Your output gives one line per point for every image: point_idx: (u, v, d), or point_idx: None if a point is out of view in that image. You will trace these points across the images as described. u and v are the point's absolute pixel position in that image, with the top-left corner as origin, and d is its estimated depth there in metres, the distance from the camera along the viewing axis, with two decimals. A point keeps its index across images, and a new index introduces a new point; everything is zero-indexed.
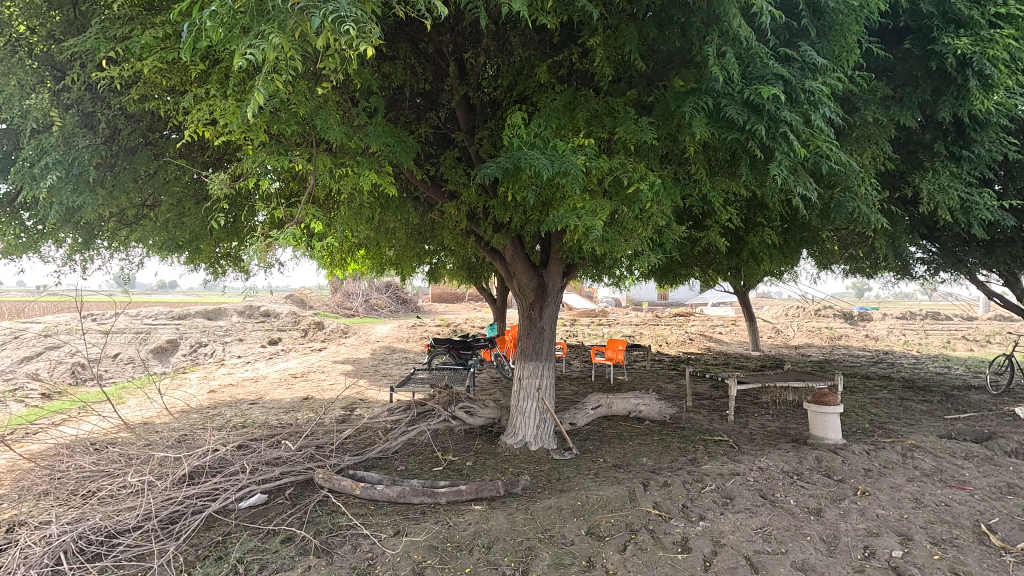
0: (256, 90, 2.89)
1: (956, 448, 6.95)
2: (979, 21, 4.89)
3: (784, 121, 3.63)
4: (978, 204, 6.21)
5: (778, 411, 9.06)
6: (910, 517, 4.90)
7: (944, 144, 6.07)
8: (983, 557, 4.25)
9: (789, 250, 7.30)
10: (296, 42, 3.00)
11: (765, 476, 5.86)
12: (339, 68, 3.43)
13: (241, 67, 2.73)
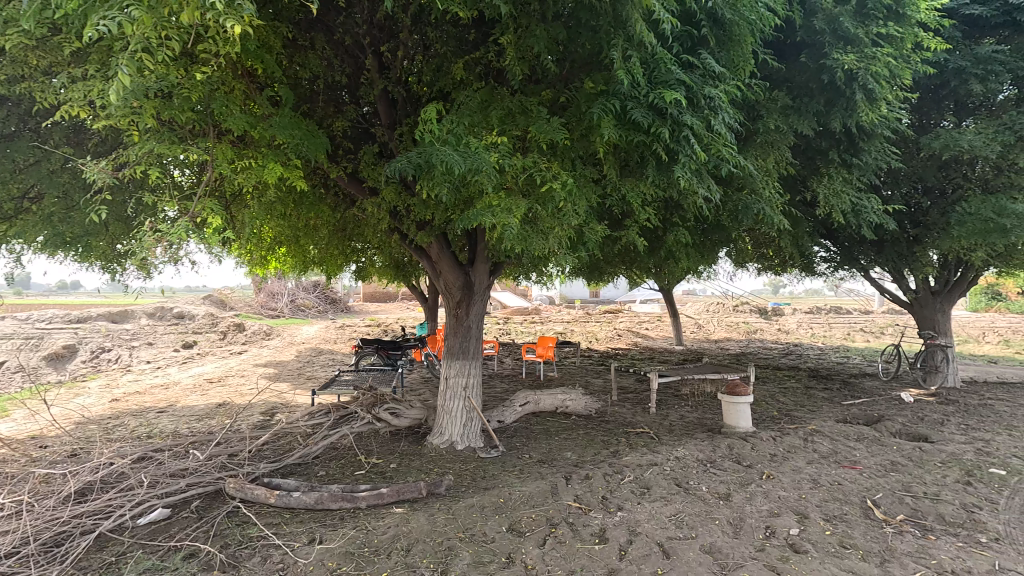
0: (121, 71, 2.64)
1: (850, 431, 7.56)
2: (863, 40, 5.29)
3: (687, 125, 3.81)
4: (868, 207, 6.80)
5: (696, 402, 9.54)
6: (807, 497, 5.29)
7: (838, 152, 6.57)
8: (867, 530, 4.64)
9: (704, 248, 7.68)
10: (170, 19, 2.77)
11: (680, 464, 6.14)
12: (230, 52, 3.22)
13: (99, 44, 2.48)
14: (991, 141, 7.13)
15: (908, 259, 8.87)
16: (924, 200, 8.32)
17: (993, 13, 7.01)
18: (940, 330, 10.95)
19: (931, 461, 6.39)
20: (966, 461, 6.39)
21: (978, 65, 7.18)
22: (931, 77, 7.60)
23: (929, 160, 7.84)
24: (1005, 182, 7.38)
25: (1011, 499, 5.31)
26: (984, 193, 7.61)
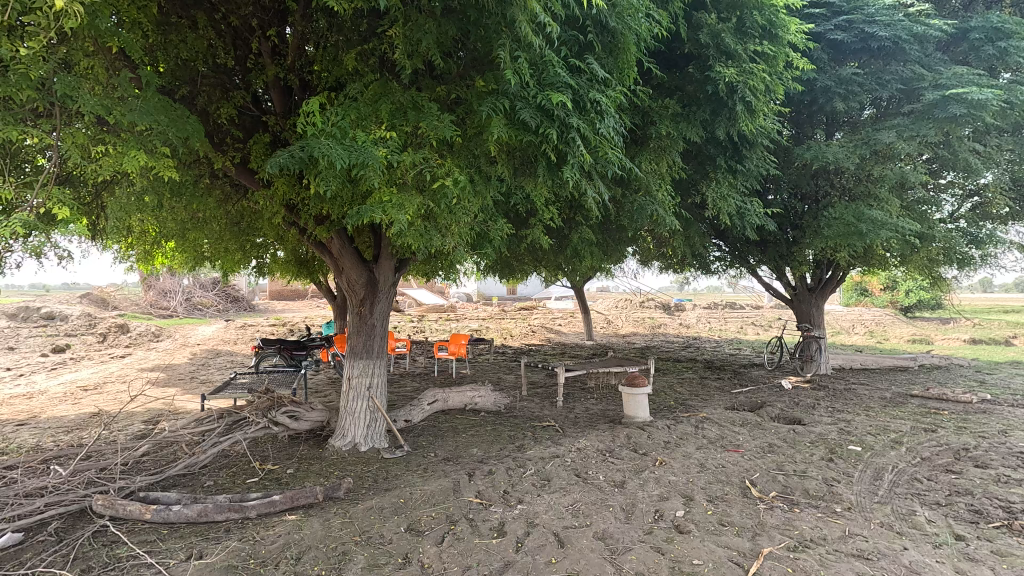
0: None
1: (736, 417, 8.19)
2: (742, 56, 5.74)
3: (574, 127, 3.99)
4: (750, 210, 7.39)
5: (601, 394, 9.93)
6: (694, 480, 5.66)
7: (724, 158, 7.07)
8: (743, 507, 5.04)
9: (607, 247, 8.01)
10: None
11: (581, 455, 6.36)
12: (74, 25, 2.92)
13: None
14: (851, 154, 7.99)
15: (786, 258, 9.76)
16: (800, 205, 9.16)
17: (853, 39, 7.85)
18: (815, 323, 12.14)
19: (802, 442, 7.06)
20: (830, 440, 7.12)
21: (841, 85, 8.01)
22: (804, 94, 8.38)
23: (802, 169, 8.64)
24: (864, 190, 8.29)
25: (864, 472, 5.98)
26: (847, 200, 8.52)
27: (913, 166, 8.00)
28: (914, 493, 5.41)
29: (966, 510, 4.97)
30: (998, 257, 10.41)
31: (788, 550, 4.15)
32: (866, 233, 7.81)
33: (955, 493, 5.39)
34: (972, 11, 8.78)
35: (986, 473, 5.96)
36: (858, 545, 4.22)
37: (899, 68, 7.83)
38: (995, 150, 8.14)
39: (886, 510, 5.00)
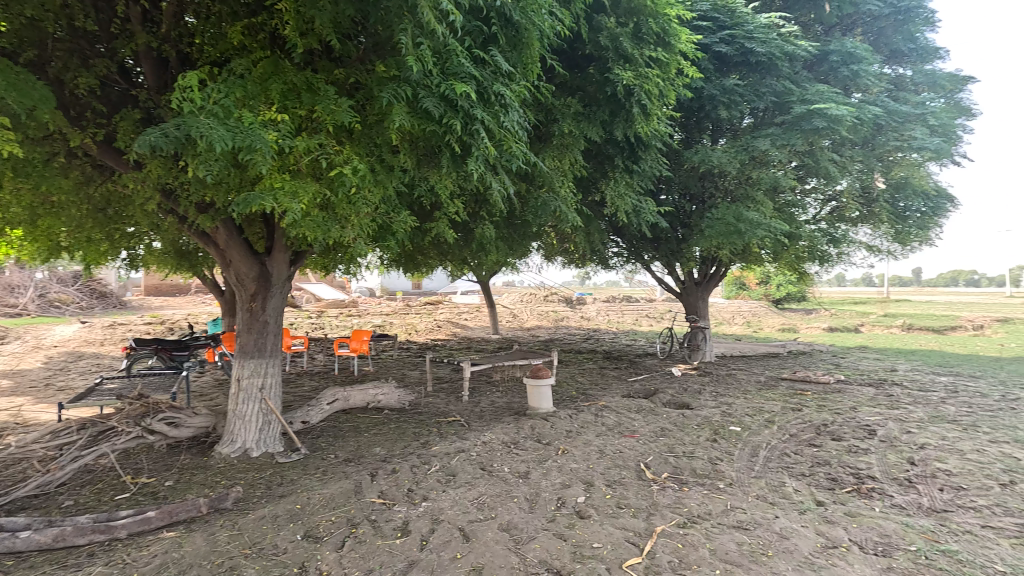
0: None
1: (632, 404, 8.64)
2: (639, 61, 6.01)
3: (478, 119, 3.99)
4: (645, 209, 7.77)
5: (506, 387, 10.06)
6: (594, 467, 5.89)
7: (622, 158, 7.39)
8: (639, 489, 5.32)
9: (512, 241, 8.10)
10: None
11: (486, 449, 6.39)
12: None
13: None
14: (733, 159, 8.69)
15: (677, 254, 10.45)
16: (689, 205, 9.83)
17: (735, 53, 8.52)
18: (701, 314, 13.13)
19: (690, 425, 7.60)
20: (714, 422, 7.73)
21: (725, 95, 8.67)
22: (693, 101, 8.98)
23: (691, 171, 9.27)
24: (743, 193, 9.07)
25: (743, 450, 6.56)
26: (729, 201, 9.26)
27: (783, 172, 8.86)
28: (783, 466, 6.02)
29: (825, 479, 5.60)
30: (850, 255, 11.86)
31: (678, 527, 4.43)
32: (745, 231, 8.55)
33: (816, 464, 6.07)
34: (832, 35, 9.86)
35: (840, 445, 6.78)
36: (738, 517, 4.61)
37: (773, 82, 8.63)
38: (848, 160, 9.23)
39: (761, 483, 5.51)
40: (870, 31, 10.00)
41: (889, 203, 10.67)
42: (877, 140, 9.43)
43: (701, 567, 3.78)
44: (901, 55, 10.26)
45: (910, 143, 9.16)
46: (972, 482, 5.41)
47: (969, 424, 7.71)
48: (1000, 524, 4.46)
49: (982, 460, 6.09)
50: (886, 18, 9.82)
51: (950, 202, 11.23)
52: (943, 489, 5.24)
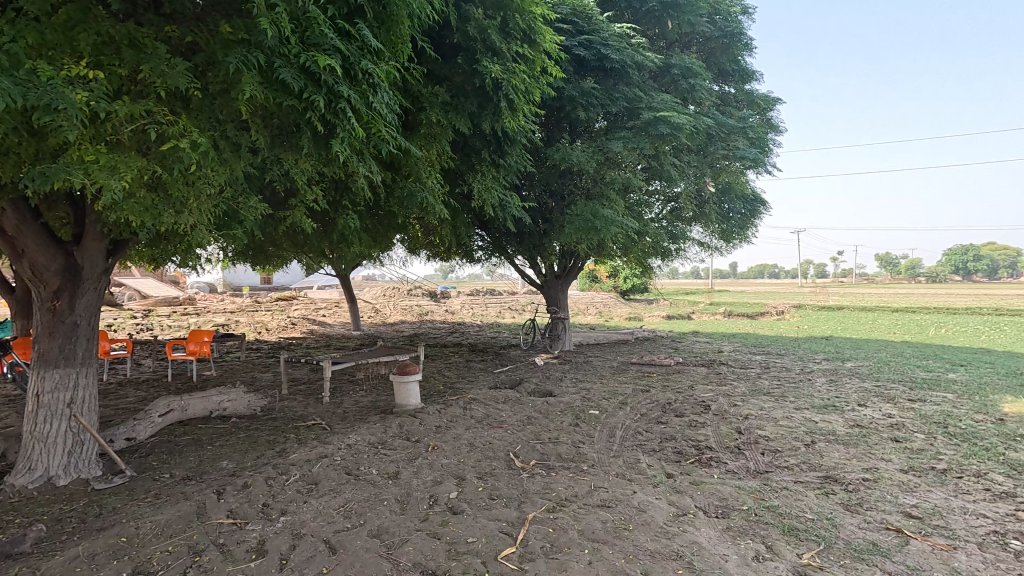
0: None
1: (498, 395, 8.78)
2: (506, 54, 6.04)
3: (343, 97, 3.79)
4: (511, 203, 7.87)
5: (370, 385, 9.62)
6: (465, 460, 5.85)
7: (489, 151, 7.40)
8: (509, 478, 5.39)
9: (375, 232, 7.72)
10: None
11: (351, 452, 6.02)
12: None
13: None
14: (591, 158, 9.19)
15: (539, 248, 10.81)
16: (550, 201, 10.21)
17: (592, 57, 8.99)
18: (561, 306, 13.82)
19: (554, 411, 7.93)
20: (575, 407, 8.15)
21: (583, 97, 9.12)
22: (554, 100, 9.32)
23: (553, 168, 9.63)
24: (599, 191, 9.66)
25: (602, 432, 7.00)
26: (587, 198, 9.77)
27: (634, 173, 9.60)
28: (637, 444, 6.53)
29: (673, 452, 6.18)
30: (687, 250, 13.27)
31: (549, 512, 4.56)
32: (601, 227, 9.13)
33: (664, 440, 6.67)
34: (672, 51, 10.87)
35: (683, 420, 7.54)
36: (602, 496, 4.87)
37: (625, 89, 9.27)
38: (686, 165, 10.28)
39: (619, 462, 5.90)
40: (703, 50, 11.21)
41: (717, 205, 12.14)
42: (709, 149, 10.63)
43: (572, 548, 3.91)
44: (727, 75, 11.66)
45: (734, 152, 10.48)
46: (785, 444, 6.34)
47: (779, 394, 9.07)
48: (807, 478, 5.28)
49: (790, 425, 7.17)
50: (715, 40, 11.08)
51: (763, 205, 13.08)
52: (764, 453, 6.07)
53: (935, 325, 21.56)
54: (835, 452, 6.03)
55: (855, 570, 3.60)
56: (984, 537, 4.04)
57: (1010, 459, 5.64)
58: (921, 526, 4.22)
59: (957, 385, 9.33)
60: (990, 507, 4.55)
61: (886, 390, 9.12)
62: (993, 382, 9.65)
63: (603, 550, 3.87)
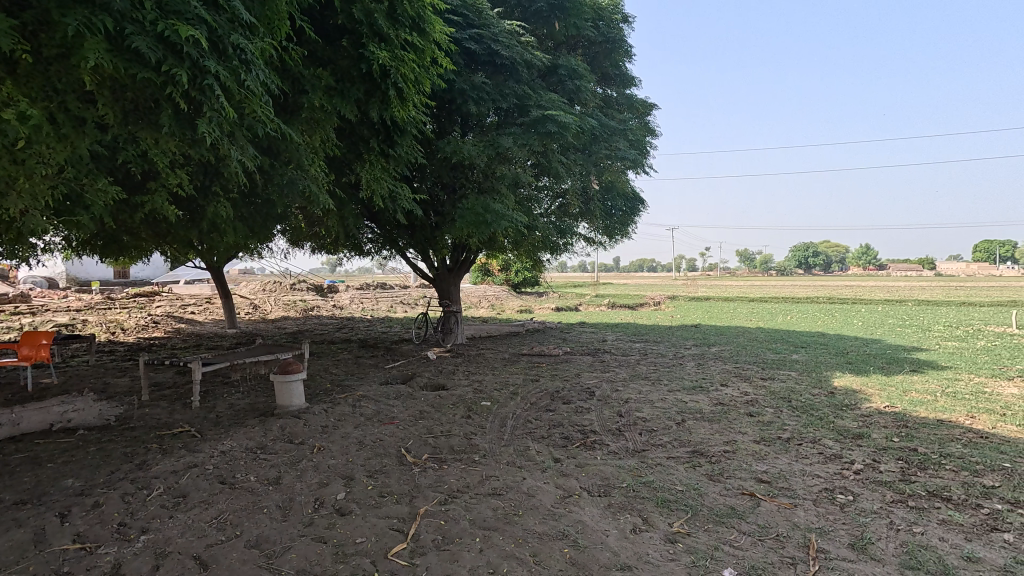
0: None
1: (389, 391, 8.58)
2: (394, 41, 5.88)
3: (210, 73, 3.56)
4: (401, 194, 7.67)
5: (248, 387, 8.94)
6: (354, 459, 5.66)
7: (377, 141, 7.16)
8: (400, 474, 5.30)
9: (252, 222, 7.16)
10: None
11: (226, 459, 5.57)
12: None
13: None
14: (482, 152, 9.25)
15: (431, 241, 10.69)
16: (441, 194, 10.12)
17: (482, 52, 9.03)
18: (454, 299, 13.80)
19: (446, 405, 7.92)
20: (467, 400, 8.21)
21: (474, 90, 9.14)
22: (445, 92, 9.24)
23: (444, 161, 9.55)
24: (490, 185, 9.75)
25: (494, 422, 7.12)
26: (478, 192, 9.84)
27: (523, 169, 9.82)
28: (527, 432, 6.73)
29: (560, 438, 6.45)
30: (573, 244, 13.86)
31: (440, 505, 4.56)
32: (492, 221, 9.25)
33: (553, 426, 6.94)
34: (560, 52, 11.23)
35: (570, 407, 7.89)
36: (493, 485, 4.97)
37: (515, 86, 9.45)
38: (573, 162, 10.72)
39: (510, 450, 6.04)
40: (589, 53, 11.70)
41: (601, 202, 12.79)
42: (594, 148, 11.16)
43: (463, 538, 3.95)
44: (610, 79, 12.30)
45: (616, 153, 11.13)
46: (660, 424, 6.89)
47: (655, 378, 9.82)
48: (678, 454, 5.78)
49: (664, 406, 7.80)
50: (599, 45, 11.62)
51: (642, 203, 14.01)
52: (642, 433, 6.55)
53: (782, 313, 24.61)
54: (702, 429, 6.67)
55: (717, 533, 4.02)
56: (818, 494, 4.69)
57: (837, 425, 6.62)
58: (769, 489, 4.81)
59: (799, 364, 10.72)
60: (822, 468, 5.30)
61: (743, 371, 10.24)
62: (825, 361, 11.22)
63: (493, 537, 3.95)
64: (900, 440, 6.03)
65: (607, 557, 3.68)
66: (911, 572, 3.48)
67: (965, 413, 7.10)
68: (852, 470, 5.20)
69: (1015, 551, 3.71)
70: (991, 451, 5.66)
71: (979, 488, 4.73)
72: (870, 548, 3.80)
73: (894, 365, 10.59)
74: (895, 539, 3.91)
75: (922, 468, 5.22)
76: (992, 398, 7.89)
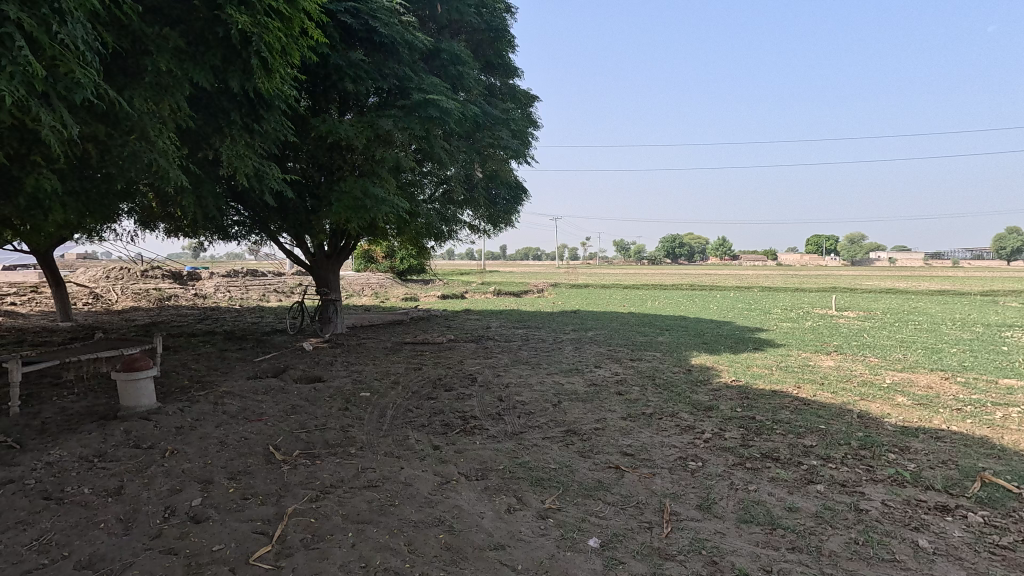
0: None
1: (258, 386, 7.97)
2: (257, 6, 5.41)
3: (12, 20, 3.15)
4: (269, 174, 7.11)
5: (84, 388, 7.81)
6: (213, 462, 5.19)
7: (240, 114, 6.55)
8: (267, 474, 4.96)
9: (85, 199, 6.23)
10: None
11: (52, 471, 4.84)
12: None
13: None
14: (360, 134, 8.85)
15: (305, 225, 10.01)
16: (317, 175, 9.53)
17: (360, 28, 8.61)
18: (333, 287, 13.13)
19: (322, 398, 7.54)
20: (345, 391, 7.89)
21: (350, 67, 8.69)
22: (319, 67, 8.69)
23: (319, 141, 9.00)
24: (369, 169, 9.37)
25: (372, 414, 6.91)
26: (357, 175, 9.41)
27: (404, 153, 9.57)
28: (407, 421, 6.64)
29: (440, 425, 6.44)
30: (457, 232, 13.83)
31: (311, 502, 4.34)
32: (371, 207, 8.93)
33: (434, 414, 6.91)
34: (442, 35, 11.03)
35: (451, 394, 7.91)
36: (369, 477, 4.84)
37: (395, 66, 9.14)
38: (456, 149, 10.65)
39: (388, 441, 5.91)
40: (472, 40, 11.63)
41: (485, 190, 12.87)
42: (477, 136, 11.17)
43: (334, 535, 3.81)
44: (493, 67, 12.36)
45: (498, 142, 11.24)
46: (537, 406, 7.14)
47: (534, 363, 10.16)
48: (553, 434, 6.04)
49: (542, 389, 8.09)
50: (483, 32, 11.60)
51: (525, 193, 14.34)
52: (520, 416, 6.76)
53: (650, 298, 26.73)
54: (576, 409, 7.03)
55: (584, 506, 4.27)
56: (673, 462, 5.16)
57: (692, 400, 7.33)
58: (632, 461, 5.20)
59: (663, 346, 11.67)
60: (679, 439, 5.83)
61: (615, 353, 10.96)
62: (686, 342, 12.35)
63: (367, 530, 3.85)
64: (742, 410, 6.82)
65: (480, 539, 3.75)
66: (745, 525, 3.96)
67: (793, 384, 8.21)
68: (703, 439, 5.79)
69: (825, 498, 4.38)
70: (811, 415, 6.61)
71: (801, 447, 5.50)
72: (714, 507, 4.26)
73: (741, 344, 11.94)
74: (734, 498, 4.42)
75: (758, 434, 5.95)
76: (815, 370, 9.21)
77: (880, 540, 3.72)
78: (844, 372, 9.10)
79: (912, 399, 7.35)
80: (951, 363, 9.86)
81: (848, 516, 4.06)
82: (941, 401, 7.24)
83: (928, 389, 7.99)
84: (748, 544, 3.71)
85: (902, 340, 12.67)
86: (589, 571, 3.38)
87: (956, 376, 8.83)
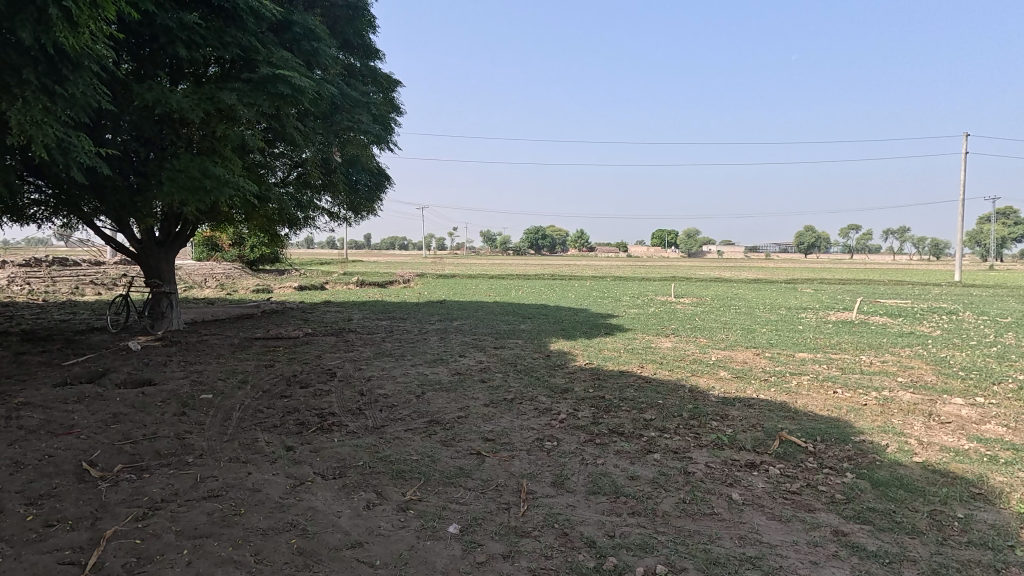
0: None
1: (67, 394, 6.83)
2: None
3: None
4: (77, 146, 6.07)
5: None
6: (3, 487, 4.34)
7: (36, 73, 5.47)
8: (80, 495, 4.27)
9: None
10: None
11: None
12: None
13: None
14: (196, 107, 7.90)
15: (128, 208, 8.68)
16: (142, 150, 8.30)
17: None
18: (165, 279, 11.62)
19: (153, 403, 6.68)
20: (182, 394, 7.07)
21: (183, 31, 7.69)
22: (143, 26, 7.59)
23: (145, 111, 7.87)
24: (208, 146, 8.41)
25: (215, 417, 6.29)
26: (193, 152, 8.38)
27: (251, 132, 8.74)
28: (257, 423, 6.14)
29: (295, 425, 6.05)
30: (314, 219, 13.03)
31: (136, 522, 3.83)
32: (212, 188, 8.06)
33: (287, 413, 6.48)
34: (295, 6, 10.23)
35: (307, 391, 7.47)
36: (209, 486, 4.40)
37: (238, 35, 8.27)
38: (312, 131, 9.98)
39: (234, 445, 5.43)
40: (329, 15, 10.96)
41: (344, 174, 12.27)
42: (335, 118, 10.57)
43: (166, 554, 3.41)
44: (352, 47, 11.80)
45: (358, 126, 10.77)
46: (400, 398, 7.04)
47: (398, 354, 9.99)
48: (416, 425, 6.00)
49: (405, 381, 7.99)
50: (340, 9, 11.00)
51: (388, 180, 13.95)
52: (382, 409, 6.61)
53: (513, 288, 27.77)
54: (439, 398, 7.05)
55: (445, 494, 4.31)
56: (531, 443, 5.42)
57: (550, 383, 7.75)
58: (493, 446, 5.35)
59: (525, 333, 12.18)
60: (536, 421, 6.13)
61: (479, 342, 11.18)
62: (547, 329, 13.01)
63: (206, 545, 3.50)
64: (594, 390, 7.39)
65: (337, 539, 3.61)
66: (593, 496, 4.30)
67: (638, 364, 9.07)
68: (559, 419, 6.16)
69: (660, 465, 4.91)
70: (651, 392, 7.34)
71: (642, 421, 6.10)
72: (567, 482, 4.55)
73: (595, 329, 12.88)
74: (584, 472, 4.77)
75: (607, 411, 6.48)
76: (656, 351, 10.24)
77: (702, 497, 4.27)
78: (679, 352, 10.26)
79: (731, 372, 8.52)
80: (761, 340, 11.60)
81: (678, 479, 4.60)
82: (752, 373, 8.49)
83: (744, 363, 9.33)
84: (595, 513, 4.02)
85: (726, 322, 14.59)
86: (448, 557, 3.43)
87: (764, 351, 10.41)
